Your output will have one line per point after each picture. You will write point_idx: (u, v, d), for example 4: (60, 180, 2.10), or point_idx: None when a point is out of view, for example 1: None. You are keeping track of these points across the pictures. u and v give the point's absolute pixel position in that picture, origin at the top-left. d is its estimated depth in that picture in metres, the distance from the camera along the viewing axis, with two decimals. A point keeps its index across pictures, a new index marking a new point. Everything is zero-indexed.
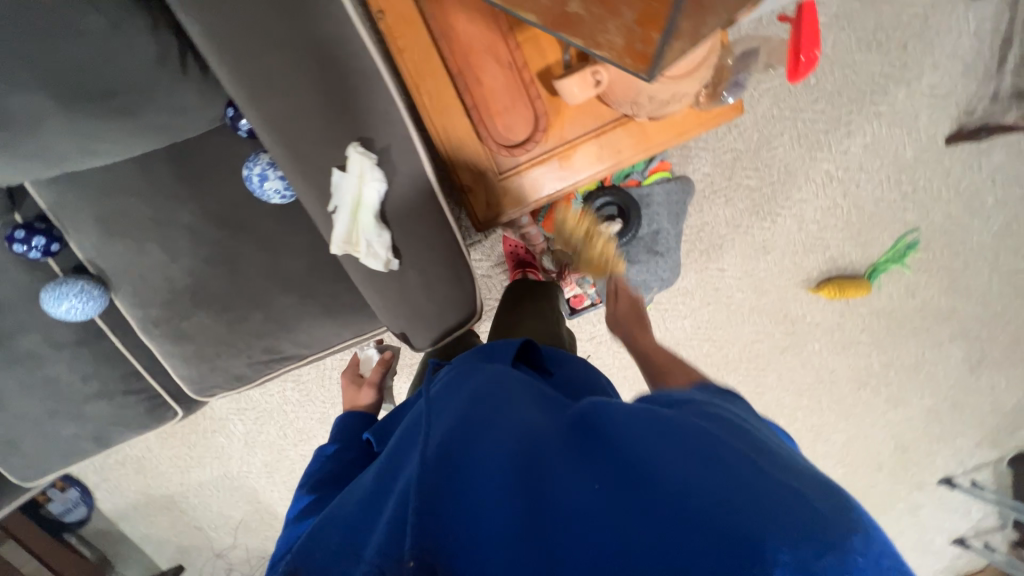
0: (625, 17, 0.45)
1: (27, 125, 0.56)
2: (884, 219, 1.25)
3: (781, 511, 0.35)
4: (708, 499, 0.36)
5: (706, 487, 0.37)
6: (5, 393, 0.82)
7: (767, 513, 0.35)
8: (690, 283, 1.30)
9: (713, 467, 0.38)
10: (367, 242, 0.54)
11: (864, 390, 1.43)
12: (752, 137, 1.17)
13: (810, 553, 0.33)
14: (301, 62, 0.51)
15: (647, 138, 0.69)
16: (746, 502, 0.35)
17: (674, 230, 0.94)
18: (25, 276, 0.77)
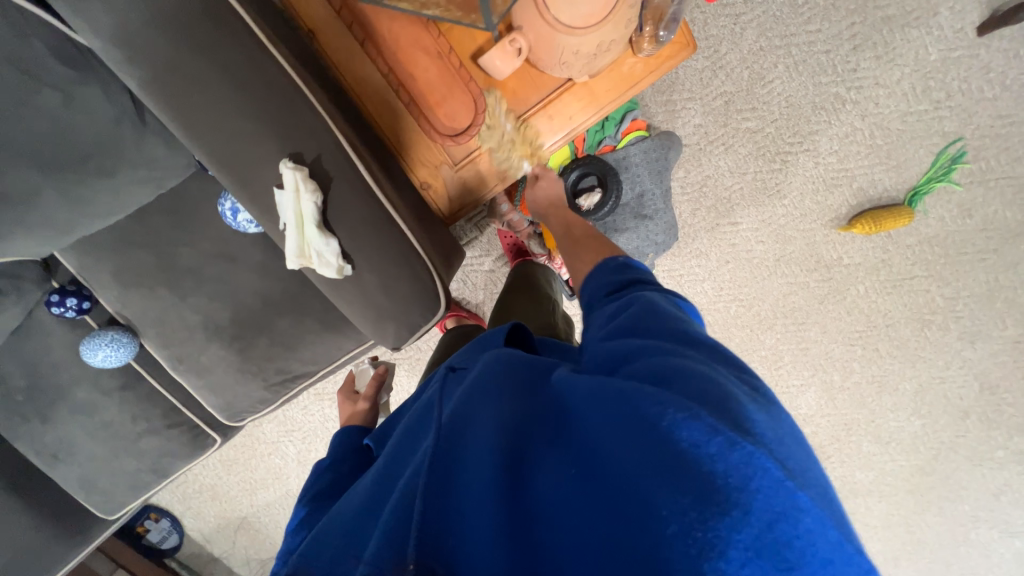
0: None
1: (26, 200, 0.63)
2: (917, 135, 1.10)
3: (724, 480, 0.35)
4: (655, 480, 0.37)
5: (653, 468, 0.37)
6: (74, 439, 0.94)
7: (710, 487, 0.35)
8: (703, 243, 1.22)
9: (659, 441, 0.38)
10: (317, 253, 0.56)
11: (929, 330, 1.27)
12: (743, 75, 1.08)
13: (747, 526, 0.33)
14: (223, 91, 0.52)
15: (596, 98, 0.67)
16: (690, 479, 0.36)
17: (660, 189, 0.89)
18: (70, 335, 0.87)
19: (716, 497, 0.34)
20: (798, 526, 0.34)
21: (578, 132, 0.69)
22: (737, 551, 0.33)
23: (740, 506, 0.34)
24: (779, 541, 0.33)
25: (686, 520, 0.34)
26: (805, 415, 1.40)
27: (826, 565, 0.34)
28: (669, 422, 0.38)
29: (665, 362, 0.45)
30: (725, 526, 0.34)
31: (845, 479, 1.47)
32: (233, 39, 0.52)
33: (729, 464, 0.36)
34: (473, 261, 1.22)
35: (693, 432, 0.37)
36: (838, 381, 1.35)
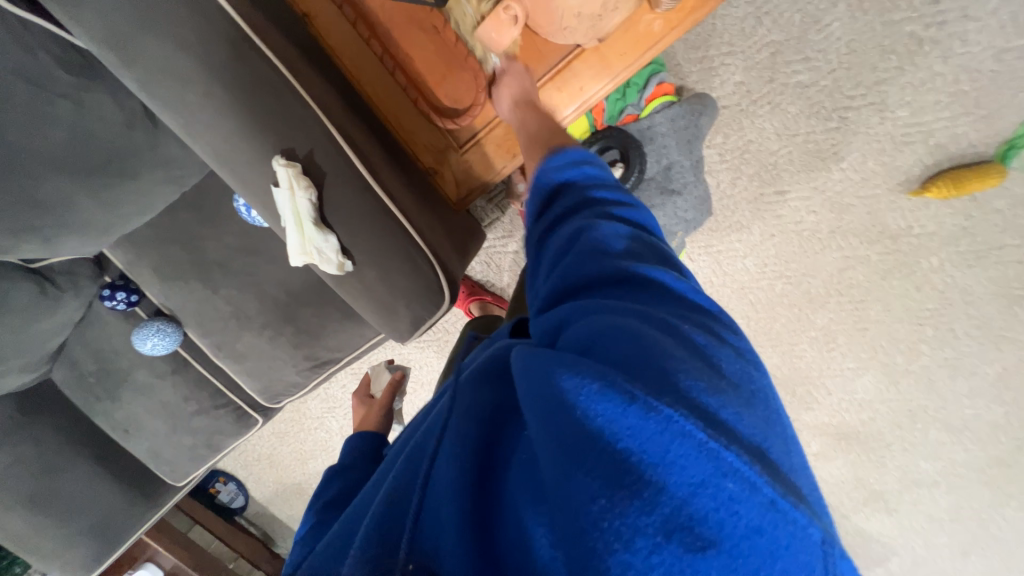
0: None
1: (64, 207, 0.67)
2: (1016, 75, 0.92)
3: (636, 459, 0.30)
4: (562, 466, 0.31)
5: (561, 448, 0.32)
6: (138, 418, 1.04)
7: (620, 470, 0.30)
8: (744, 215, 1.11)
9: (568, 420, 0.33)
10: (317, 250, 0.56)
11: (1020, 307, 1.10)
12: (794, 20, 0.94)
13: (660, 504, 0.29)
14: (215, 89, 0.51)
15: (608, 66, 0.60)
16: (599, 461, 0.31)
17: (689, 160, 0.81)
18: (124, 325, 0.95)
19: (624, 482, 0.30)
20: (721, 496, 0.29)
21: (590, 105, 0.63)
22: (645, 538, 0.29)
23: (652, 487, 0.30)
24: (694, 519, 0.29)
25: (594, 508, 0.30)
26: (861, 400, 1.28)
27: (761, 540, 0.29)
28: (577, 397, 0.33)
29: (600, 321, 0.38)
30: (637, 511, 0.29)
31: (907, 469, 1.34)
32: (218, 31, 0.50)
33: (641, 427, 0.31)
34: (496, 243, 1.19)
35: (606, 407, 0.32)
36: (902, 364, 1.21)
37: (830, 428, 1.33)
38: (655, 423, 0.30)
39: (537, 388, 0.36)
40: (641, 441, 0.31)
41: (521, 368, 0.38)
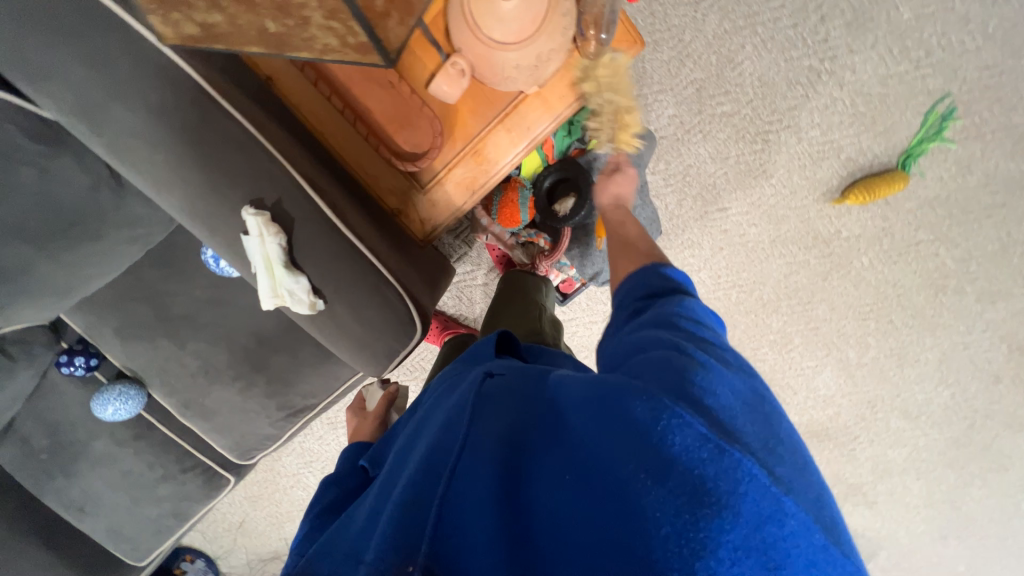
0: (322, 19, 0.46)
1: (22, 273, 0.66)
2: (901, 96, 1.07)
3: (714, 484, 0.38)
4: (648, 486, 0.40)
5: (649, 474, 0.40)
6: (97, 492, 0.97)
7: (700, 492, 0.38)
8: (693, 232, 1.20)
9: (654, 449, 0.40)
10: (288, 292, 0.58)
11: (944, 295, 1.22)
12: (711, 60, 1.07)
13: (731, 529, 0.37)
14: (184, 148, 0.54)
15: (551, 107, 0.67)
16: (681, 485, 0.39)
17: (635, 186, 0.88)
18: (82, 391, 0.91)
19: (706, 503, 0.38)
20: (783, 528, 0.37)
21: (540, 141, 0.70)
22: (722, 552, 0.37)
23: (730, 509, 0.37)
24: (764, 543, 0.37)
25: (677, 523, 0.38)
26: (825, 396, 1.35)
27: (812, 567, 0.37)
28: (662, 428, 0.41)
29: (666, 367, 0.47)
30: (720, 529, 0.37)
31: (877, 459, 1.40)
32: (184, 95, 0.53)
33: (720, 464, 0.39)
34: (467, 276, 1.23)
35: (687, 439, 0.40)
36: (855, 358, 1.30)
37: (801, 427, 1.39)
38: (732, 463, 0.38)
39: (619, 424, 0.43)
40: (718, 476, 0.38)
41: (599, 402, 0.46)
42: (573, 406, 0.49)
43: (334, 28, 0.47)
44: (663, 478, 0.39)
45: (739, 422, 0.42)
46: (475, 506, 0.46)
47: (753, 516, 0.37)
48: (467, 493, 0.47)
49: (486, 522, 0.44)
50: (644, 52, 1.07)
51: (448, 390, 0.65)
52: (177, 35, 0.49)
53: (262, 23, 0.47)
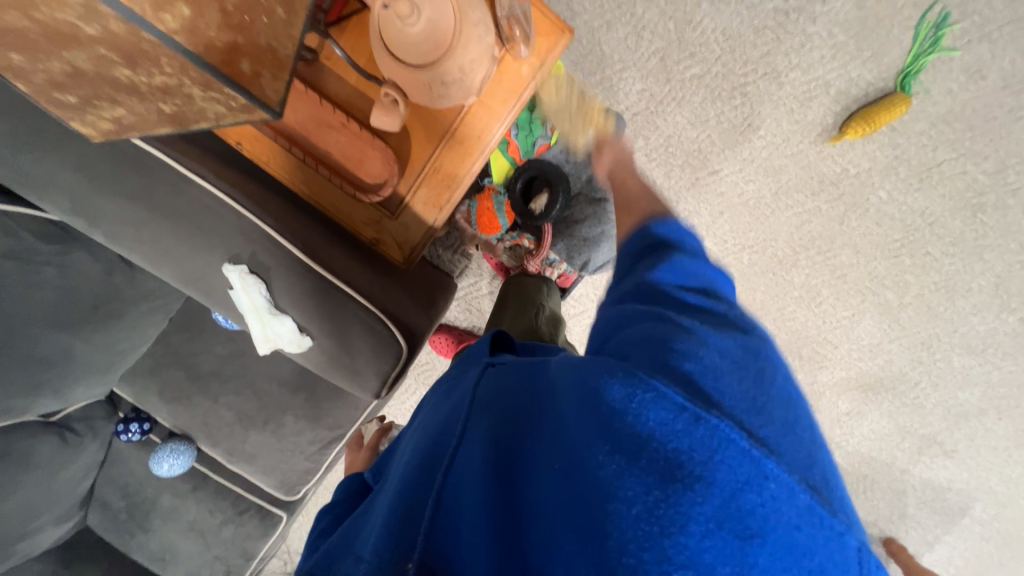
0: (195, 91, 0.41)
1: (65, 360, 0.75)
2: (883, 16, 1.00)
3: (688, 457, 0.37)
4: (621, 466, 0.38)
5: (622, 453, 0.39)
6: (171, 543, 1.07)
7: (674, 466, 0.37)
8: (688, 202, 1.16)
9: (626, 430, 0.39)
10: (278, 334, 0.63)
11: (985, 213, 1.11)
12: (669, 27, 1.04)
13: (708, 499, 0.36)
14: (167, 224, 0.60)
15: (495, 112, 0.68)
16: (654, 462, 0.37)
17: (605, 169, 0.89)
18: (142, 454, 1.01)
19: (678, 476, 0.37)
20: (764, 492, 0.36)
21: (493, 148, 0.71)
22: (698, 524, 0.36)
23: (704, 480, 0.36)
24: (743, 509, 0.36)
25: (648, 500, 0.37)
26: (870, 346, 1.25)
27: (793, 531, 0.36)
28: (637, 406, 0.39)
29: (649, 334, 0.46)
30: (695, 499, 0.36)
31: (947, 404, 1.28)
32: (158, 177, 0.60)
33: (697, 433, 0.38)
34: (473, 288, 1.25)
35: (660, 414, 0.39)
36: (895, 300, 1.20)
37: (851, 383, 1.29)
38: (710, 431, 0.37)
39: (593, 406, 0.41)
40: (696, 446, 0.37)
41: (576, 383, 0.45)
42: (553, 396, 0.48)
43: (218, 97, 0.42)
44: (638, 455, 0.38)
45: (719, 388, 0.41)
46: (461, 500, 0.46)
47: (734, 485, 0.36)
48: (454, 487, 0.47)
49: (469, 513, 0.44)
50: (598, 34, 1.06)
51: (446, 393, 0.67)
52: (99, 133, 0.46)
53: (157, 107, 0.43)
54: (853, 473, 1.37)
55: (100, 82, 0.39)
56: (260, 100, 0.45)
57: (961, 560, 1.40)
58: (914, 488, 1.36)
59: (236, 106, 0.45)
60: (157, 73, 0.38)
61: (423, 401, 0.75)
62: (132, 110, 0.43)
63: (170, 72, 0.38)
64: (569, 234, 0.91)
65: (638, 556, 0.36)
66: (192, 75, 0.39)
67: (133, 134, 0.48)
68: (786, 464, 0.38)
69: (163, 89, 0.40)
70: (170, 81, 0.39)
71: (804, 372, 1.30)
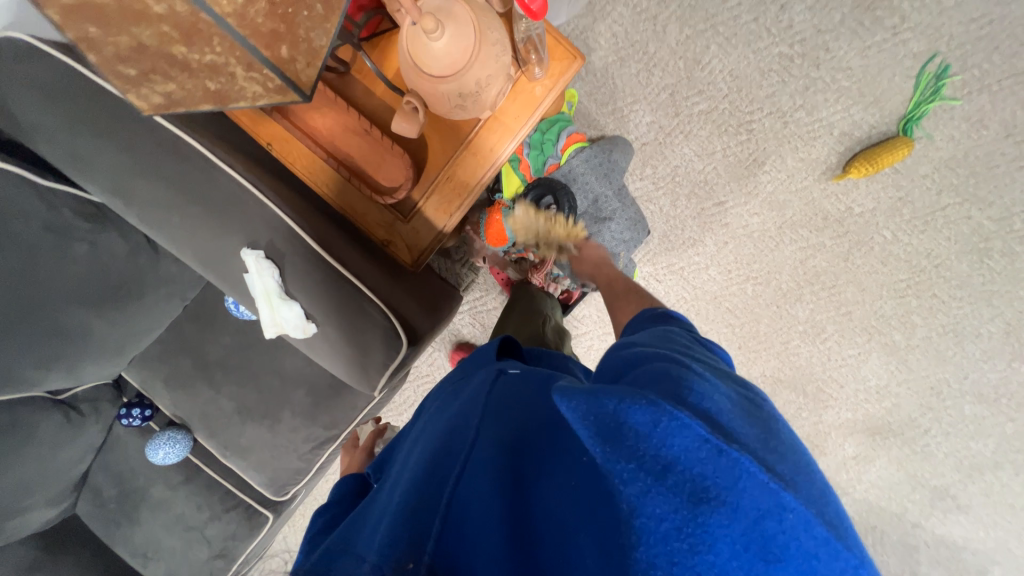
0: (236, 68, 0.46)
1: (82, 337, 0.79)
2: (886, 64, 1.04)
3: (713, 483, 0.36)
4: (644, 486, 0.38)
5: (646, 473, 0.38)
6: (155, 537, 1.05)
7: (699, 491, 0.36)
8: (692, 231, 1.18)
9: (649, 451, 0.38)
10: (285, 321, 0.65)
11: (992, 258, 1.11)
12: (679, 65, 1.10)
13: (733, 525, 0.36)
14: (196, 208, 0.64)
15: (508, 127, 0.73)
16: (680, 484, 0.37)
17: (611, 190, 0.92)
18: (139, 441, 1.02)
19: (705, 499, 0.36)
20: (783, 521, 0.36)
21: (505, 161, 0.76)
22: (723, 544, 0.36)
23: (728, 505, 0.36)
24: (765, 535, 0.36)
25: (675, 519, 0.37)
26: (877, 388, 1.23)
27: (812, 560, 0.36)
28: (663, 431, 0.37)
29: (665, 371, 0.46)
30: (716, 524, 0.36)
31: (959, 454, 1.23)
32: (193, 165, 0.64)
33: (723, 463, 0.37)
34: (477, 302, 1.28)
35: (684, 440, 0.37)
36: (902, 342, 1.19)
37: (858, 426, 1.26)
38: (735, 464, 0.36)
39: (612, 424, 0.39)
40: (720, 476, 0.36)
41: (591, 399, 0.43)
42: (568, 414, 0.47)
43: (257, 78, 0.49)
44: (662, 478, 0.37)
45: (735, 425, 0.41)
46: (477, 511, 0.47)
47: (758, 515, 0.36)
48: (467, 496, 0.49)
49: (484, 521, 0.46)
50: (611, 69, 1.12)
51: (451, 395, 0.68)
52: (149, 108, 0.52)
53: (202, 84, 0.48)
54: (861, 522, 1.31)
55: (157, 58, 0.44)
56: (292, 82, 0.51)
57: None
58: (927, 544, 1.29)
59: (269, 86, 0.51)
60: (205, 50, 0.43)
61: (428, 405, 0.75)
62: (179, 86, 0.48)
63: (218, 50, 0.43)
64: None
65: (666, 571, 0.37)
66: (236, 53, 0.44)
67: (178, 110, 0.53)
68: (805, 495, 0.38)
69: (206, 65, 0.45)
70: (216, 58, 0.44)
71: (809, 410, 1.27)
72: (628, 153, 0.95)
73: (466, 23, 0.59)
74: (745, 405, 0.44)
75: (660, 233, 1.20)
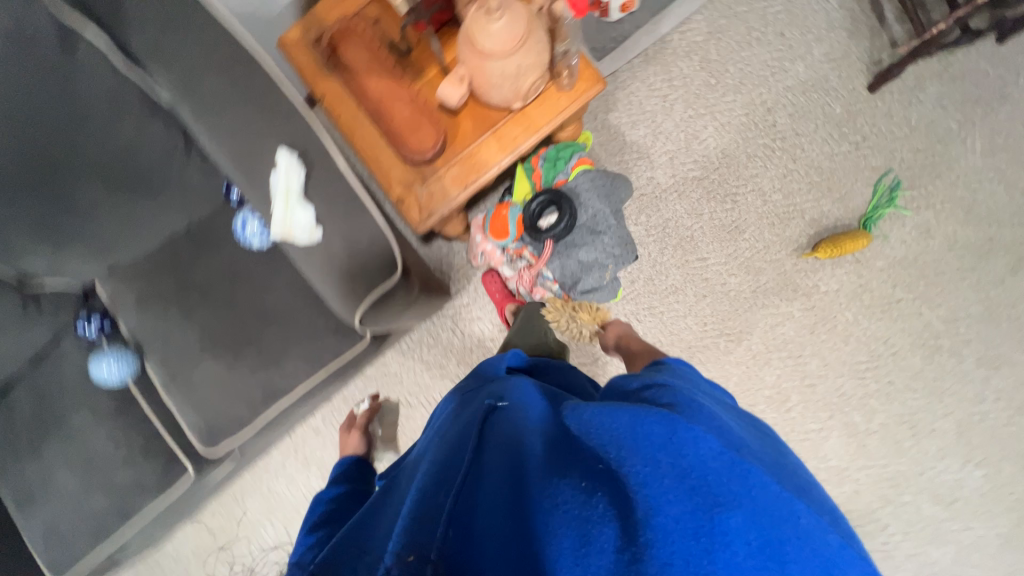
0: None
1: (87, 210, 0.86)
2: (850, 170, 1.23)
3: (728, 487, 0.42)
4: (667, 487, 0.43)
5: (669, 476, 0.43)
6: (51, 473, 0.93)
7: (716, 493, 0.42)
8: (675, 279, 1.27)
9: (671, 457, 0.44)
10: (296, 220, 0.68)
11: (942, 356, 1.20)
12: (679, 136, 1.28)
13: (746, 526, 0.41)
14: (247, 109, 0.71)
15: (533, 122, 0.85)
16: (699, 487, 0.43)
17: (609, 210, 1.01)
18: (81, 358, 0.96)
19: (723, 502, 0.42)
20: (791, 527, 0.42)
21: (525, 150, 0.86)
22: (739, 544, 0.41)
23: (742, 506, 0.42)
24: (777, 539, 0.41)
25: (694, 518, 0.42)
26: (838, 471, 1.22)
27: (816, 564, 0.41)
28: (682, 437, 0.45)
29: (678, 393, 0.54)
30: (723, 524, 0.41)
31: (919, 561, 1.19)
32: (255, 74, 0.72)
33: (736, 470, 0.43)
34: (463, 309, 1.33)
35: (702, 448, 0.44)
36: (862, 424, 1.22)
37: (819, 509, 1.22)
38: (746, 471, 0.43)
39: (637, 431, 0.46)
40: (734, 480, 0.43)
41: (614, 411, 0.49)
42: (582, 426, 0.51)
43: None
44: (683, 481, 0.43)
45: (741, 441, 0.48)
46: (490, 510, 0.48)
47: (769, 518, 0.41)
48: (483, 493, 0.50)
49: (499, 520, 0.47)
50: (623, 127, 1.29)
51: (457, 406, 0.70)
52: None
53: None
54: None
55: None
56: None
57: None
58: None
59: None
60: None
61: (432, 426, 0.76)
62: None
63: None
64: (565, 255, 1.00)
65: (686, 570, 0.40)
66: None
67: None
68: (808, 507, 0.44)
69: None
70: None
71: None
72: (628, 190, 1.06)
73: (519, 19, 0.71)
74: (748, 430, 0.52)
75: (647, 276, 1.27)
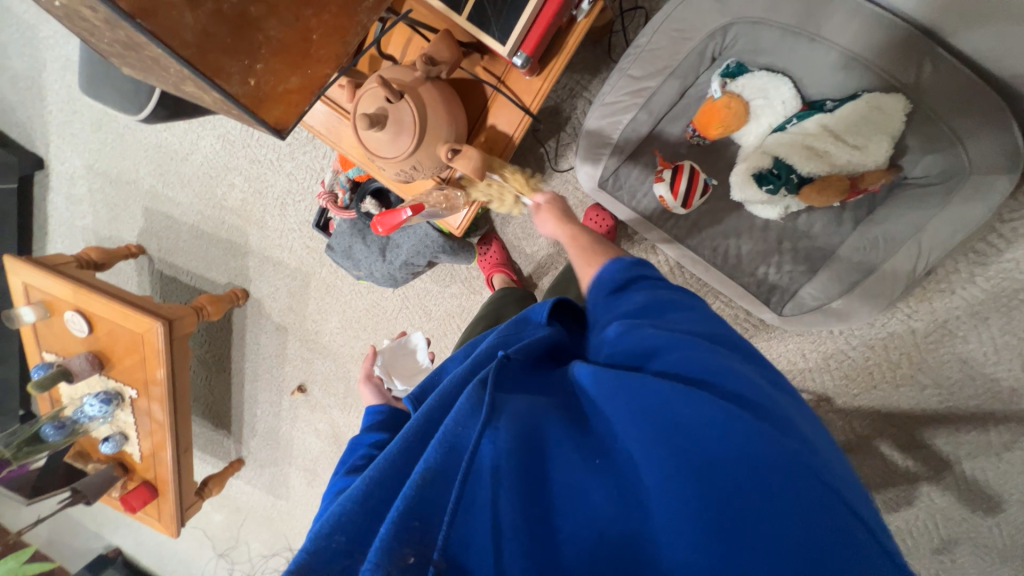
0: (259, 58, 0.45)
1: None
2: None
3: (833, 506, 0.39)
4: (801, 514, 0.38)
5: (761, 472, 0.39)
6: None
7: (830, 509, 0.39)
8: (429, 319, 1.40)
9: (787, 489, 0.39)
10: None
11: None
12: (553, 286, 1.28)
13: (834, 500, 0.40)
14: None
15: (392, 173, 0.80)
16: (808, 483, 0.39)
17: (406, 256, 1.09)
18: None
19: (831, 501, 0.39)
20: (819, 457, 0.43)
21: (370, 171, 0.81)
22: (859, 552, 0.38)
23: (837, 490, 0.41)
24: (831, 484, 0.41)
25: (830, 545, 0.37)
26: None
27: (869, 548, 0.39)
28: (758, 451, 0.40)
29: (750, 385, 0.46)
30: (823, 502, 0.39)
31: None
32: None
33: (785, 429, 0.44)
34: None
35: (799, 470, 0.40)
36: None
37: (308, 450, 1.66)
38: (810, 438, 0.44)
39: (717, 449, 0.40)
40: (814, 479, 0.40)
41: (645, 417, 0.43)
42: (617, 419, 0.45)
43: (259, 76, 0.46)
44: (805, 504, 0.38)
45: (829, 448, 0.46)
46: (527, 513, 0.41)
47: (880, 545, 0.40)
48: (497, 493, 0.41)
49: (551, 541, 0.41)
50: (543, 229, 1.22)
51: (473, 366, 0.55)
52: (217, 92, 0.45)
53: (244, 74, 0.44)
54: (261, 463, 1.75)
55: (217, 35, 0.42)
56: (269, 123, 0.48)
57: (211, 545, 1.86)
58: (259, 505, 1.79)
59: (253, 95, 0.46)
60: (261, 38, 0.44)
61: (435, 371, 0.65)
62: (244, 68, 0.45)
63: (267, 34, 0.45)
64: (356, 230, 1.10)
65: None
66: (267, 36, 0.45)
67: (224, 83, 0.43)
68: (852, 489, 0.42)
69: (231, 21, 0.42)
70: (260, 34, 0.44)
71: (321, 421, 1.62)
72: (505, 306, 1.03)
73: (407, 133, 0.63)
74: (788, 387, 0.51)
75: (422, 292, 1.39)
